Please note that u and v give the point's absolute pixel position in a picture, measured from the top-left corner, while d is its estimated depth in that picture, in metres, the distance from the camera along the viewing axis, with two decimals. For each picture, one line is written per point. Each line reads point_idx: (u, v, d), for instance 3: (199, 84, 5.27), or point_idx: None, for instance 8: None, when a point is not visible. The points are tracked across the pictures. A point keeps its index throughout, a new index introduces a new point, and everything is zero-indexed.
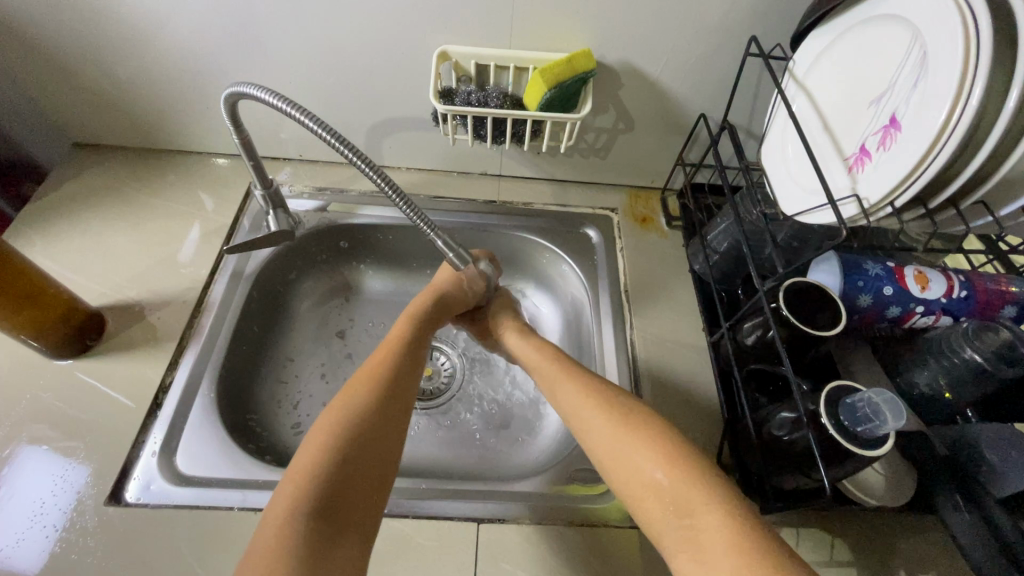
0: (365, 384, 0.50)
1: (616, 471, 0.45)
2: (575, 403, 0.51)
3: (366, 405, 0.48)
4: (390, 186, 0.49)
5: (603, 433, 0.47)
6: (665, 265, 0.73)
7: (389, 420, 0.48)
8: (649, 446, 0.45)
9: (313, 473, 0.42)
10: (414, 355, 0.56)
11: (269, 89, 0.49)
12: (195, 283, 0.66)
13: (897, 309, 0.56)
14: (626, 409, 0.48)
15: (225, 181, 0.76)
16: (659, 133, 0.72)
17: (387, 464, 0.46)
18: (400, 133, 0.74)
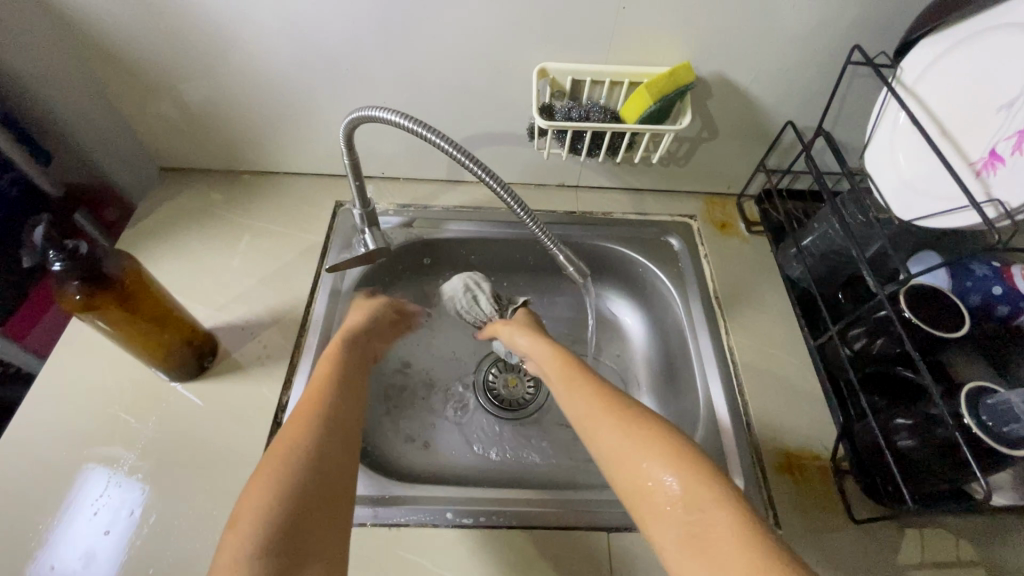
0: (299, 419, 0.50)
1: (621, 480, 0.47)
2: (587, 411, 0.53)
3: (313, 434, 0.49)
4: (513, 198, 0.56)
5: (615, 439, 0.49)
6: (751, 270, 0.73)
7: (336, 440, 0.50)
8: (644, 453, 0.46)
9: (255, 512, 0.42)
10: (352, 378, 0.57)
11: (398, 111, 0.50)
12: (297, 302, 0.67)
13: (1007, 308, 0.56)
14: (637, 415, 0.50)
15: (310, 199, 0.78)
16: (742, 140, 0.72)
17: (335, 489, 0.47)
18: (483, 149, 0.76)
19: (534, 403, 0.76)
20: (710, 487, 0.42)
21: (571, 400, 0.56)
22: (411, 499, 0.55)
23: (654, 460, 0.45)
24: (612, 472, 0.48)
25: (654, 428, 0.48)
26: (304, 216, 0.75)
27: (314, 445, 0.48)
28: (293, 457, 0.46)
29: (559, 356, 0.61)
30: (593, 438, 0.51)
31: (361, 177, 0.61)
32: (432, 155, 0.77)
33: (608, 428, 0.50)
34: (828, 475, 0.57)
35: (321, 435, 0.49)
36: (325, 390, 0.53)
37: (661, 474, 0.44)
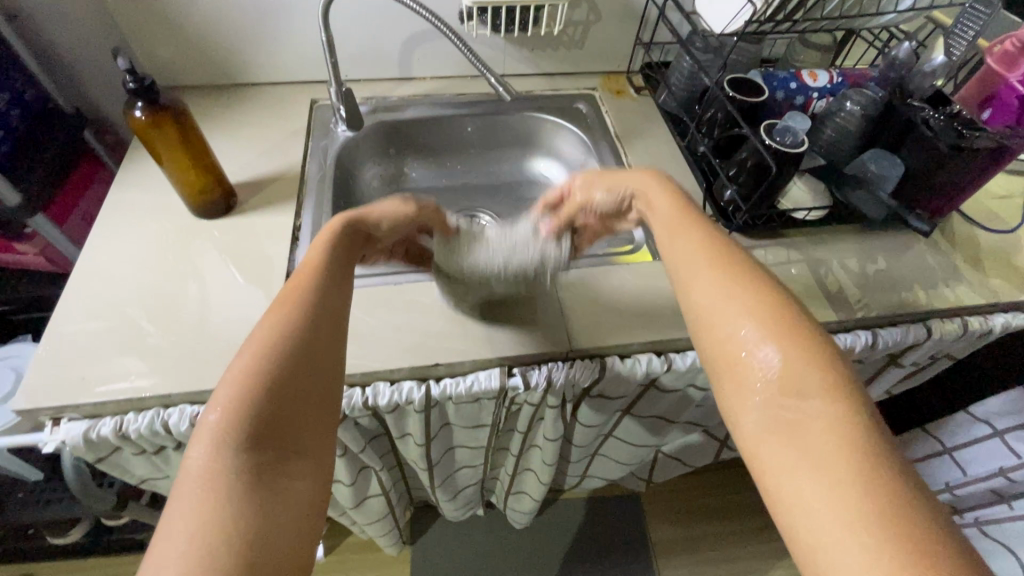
0: (287, 298, 0.49)
1: (713, 336, 0.48)
2: (700, 258, 0.52)
3: (304, 312, 0.48)
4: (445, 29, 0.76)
5: (713, 297, 0.49)
6: (640, 115, 0.97)
7: (326, 325, 0.48)
8: (755, 323, 0.46)
9: (241, 394, 0.42)
10: (337, 275, 0.54)
11: None
12: (294, 164, 0.85)
13: (802, 97, 0.83)
14: (747, 272, 0.49)
15: (290, 100, 0.94)
16: (620, 19, 0.96)
17: (322, 380, 0.46)
18: (428, 45, 0.96)
19: None
20: (820, 370, 0.42)
21: (675, 246, 0.54)
22: (405, 272, 0.74)
23: (743, 321, 0.46)
24: (702, 335, 0.49)
25: (764, 288, 0.48)
26: (288, 110, 0.93)
27: (308, 327, 0.47)
28: (274, 352, 0.44)
29: (673, 204, 0.58)
30: (688, 289, 0.51)
31: (334, 55, 0.81)
32: (386, 55, 0.96)
33: (705, 283, 0.50)
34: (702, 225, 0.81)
35: (305, 330, 0.47)
36: (319, 283, 0.51)
37: (756, 347, 0.45)
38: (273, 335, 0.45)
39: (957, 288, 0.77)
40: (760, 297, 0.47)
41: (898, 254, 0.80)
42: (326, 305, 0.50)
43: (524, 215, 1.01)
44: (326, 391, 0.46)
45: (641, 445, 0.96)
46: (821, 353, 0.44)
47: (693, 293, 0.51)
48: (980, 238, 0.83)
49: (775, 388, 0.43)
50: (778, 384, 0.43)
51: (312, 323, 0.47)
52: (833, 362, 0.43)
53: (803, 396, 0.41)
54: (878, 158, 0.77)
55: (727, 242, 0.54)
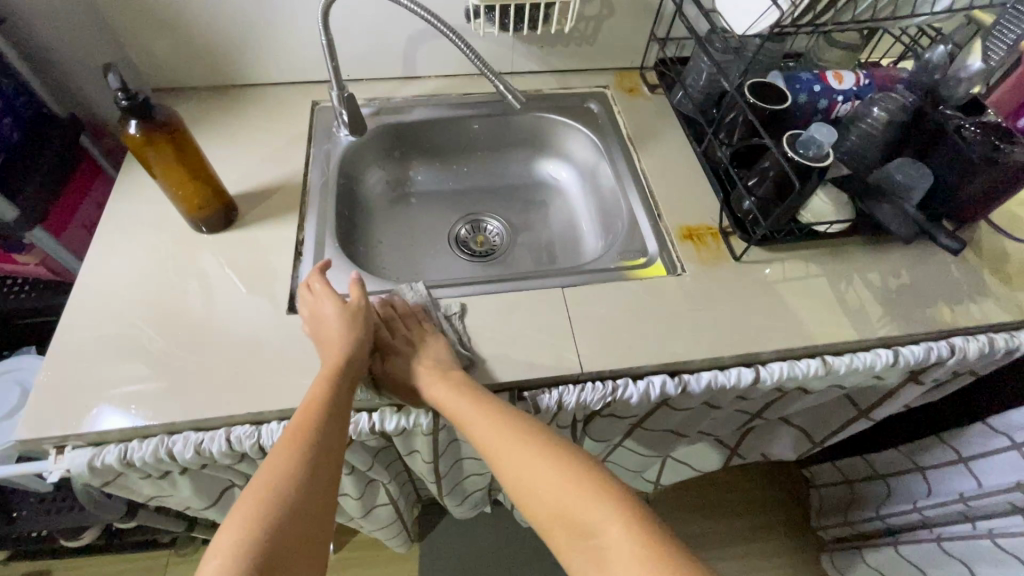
0: (289, 442, 0.52)
1: (542, 503, 0.51)
2: (518, 447, 0.54)
3: (301, 457, 0.51)
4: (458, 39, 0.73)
5: (552, 485, 0.51)
6: (653, 115, 0.94)
7: (322, 467, 0.51)
8: (601, 504, 0.48)
9: (239, 546, 0.44)
10: (338, 409, 0.56)
11: None
12: (296, 173, 0.82)
13: (825, 100, 0.78)
14: (570, 455, 0.52)
15: (291, 101, 0.91)
16: (634, 14, 0.91)
17: (312, 530, 0.48)
18: (434, 43, 0.91)
19: (500, 248, 0.95)
20: (667, 549, 0.45)
21: (493, 431, 0.55)
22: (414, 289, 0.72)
23: (588, 507, 0.48)
24: (554, 523, 0.49)
25: (589, 471, 0.51)
26: (289, 114, 0.89)
27: (306, 472, 0.50)
28: (277, 498, 0.47)
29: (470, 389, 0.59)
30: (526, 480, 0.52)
31: (335, 58, 0.77)
32: (389, 54, 0.92)
33: (541, 470, 0.52)
34: (718, 236, 0.78)
35: (303, 474, 0.50)
36: (317, 421, 0.53)
37: (609, 529, 0.47)
38: (274, 484, 0.48)
39: (982, 304, 0.74)
40: (591, 478, 0.50)
41: (921, 267, 0.77)
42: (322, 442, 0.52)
43: (532, 221, 0.98)
44: (316, 534, 0.48)
45: (649, 455, 0.95)
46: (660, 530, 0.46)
47: (532, 485, 0.52)
48: (1009, 249, 0.80)
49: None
50: (639, 567, 0.44)
51: (307, 466, 0.50)
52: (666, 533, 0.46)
53: (622, 560, 0.45)
54: (906, 167, 0.73)
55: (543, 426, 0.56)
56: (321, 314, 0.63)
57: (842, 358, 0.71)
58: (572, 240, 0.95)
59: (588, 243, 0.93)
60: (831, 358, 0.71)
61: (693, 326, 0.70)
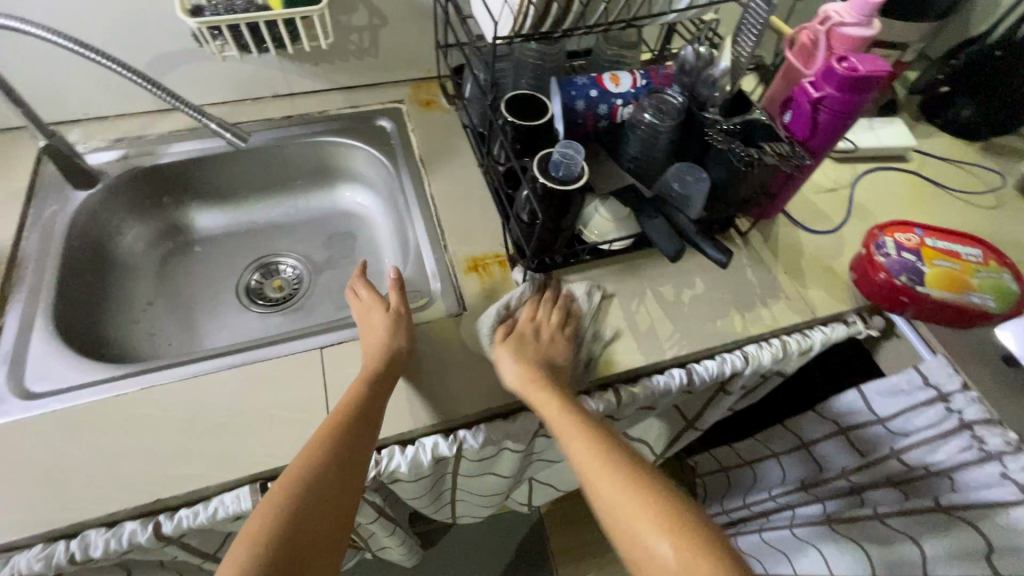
0: (332, 424, 0.54)
1: (614, 516, 0.50)
2: (588, 459, 0.53)
3: (331, 441, 0.52)
4: (135, 74, 0.60)
5: (613, 492, 0.51)
6: (448, 130, 0.86)
7: (353, 456, 0.52)
8: (649, 520, 0.48)
9: (267, 525, 0.46)
10: (378, 406, 0.56)
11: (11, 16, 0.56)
12: (3, 242, 0.68)
13: (605, 106, 0.72)
14: (615, 467, 0.52)
15: (8, 151, 0.76)
16: (411, 21, 0.83)
17: (341, 513, 0.50)
18: (179, 69, 0.79)
19: (297, 293, 0.85)
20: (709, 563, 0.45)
21: (567, 437, 0.55)
22: (140, 371, 0.60)
23: (643, 523, 0.48)
24: (616, 530, 0.49)
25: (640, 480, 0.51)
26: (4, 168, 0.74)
27: (337, 455, 0.51)
28: (302, 484, 0.49)
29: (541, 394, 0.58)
30: (592, 482, 0.53)
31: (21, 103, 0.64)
32: (128, 86, 0.79)
33: (599, 474, 0.52)
34: (505, 264, 0.72)
35: (333, 456, 0.51)
36: (343, 418, 0.54)
37: (663, 544, 0.46)
38: (304, 464, 0.51)
39: (774, 306, 0.71)
40: (640, 486, 0.50)
41: (717, 272, 0.73)
42: (356, 435, 0.53)
43: (336, 258, 0.89)
44: (344, 521, 0.50)
45: (489, 494, 0.89)
46: (700, 545, 0.46)
47: (599, 490, 0.52)
48: (802, 242, 0.78)
49: None
50: None
51: (344, 451, 0.52)
52: (710, 541, 0.46)
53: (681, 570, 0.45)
54: (683, 173, 0.69)
55: (602, 433, 0.56)
56: (370, 318, 0.64)
57: (633, 386, 0.65)
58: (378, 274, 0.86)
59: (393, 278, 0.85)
60: (623, 387, 0.66)
61: (469, 373, 0.63)
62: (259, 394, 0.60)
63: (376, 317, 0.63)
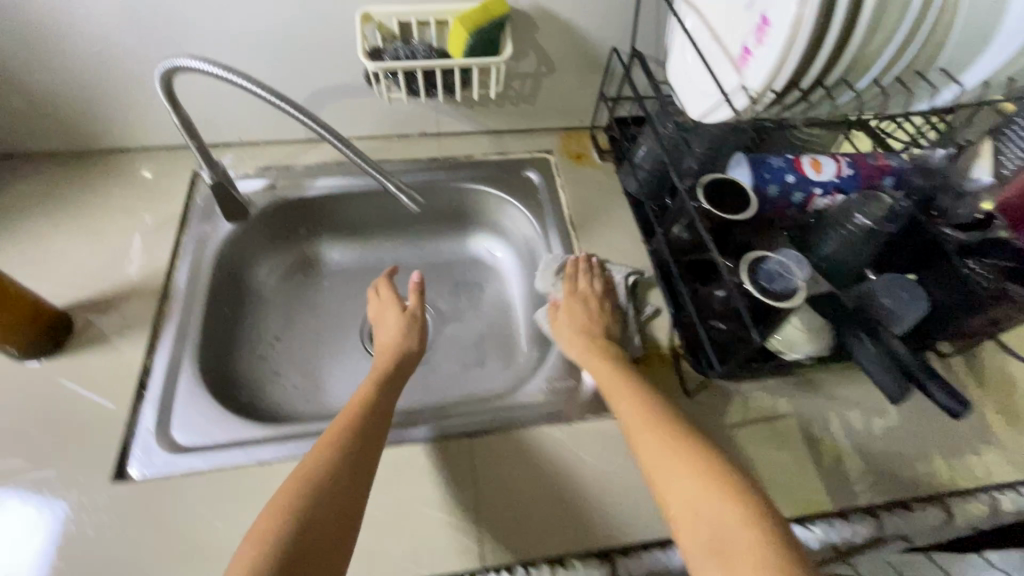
0: (347, 428, 0.53)
1: (676, 509, 0.46)
2: (657, 456, 0.49)
3: (342, 439, 0.51)
4: (324, 128, 0.58)
5: (686, 493, 0.46)
6: (601, 190, 0.80)
7: (363, 454, 0.51)
8: (724, 507, 0.43)
9: (278, 513, 0.45)
10: (382, 409, 0.57)
11: (209, 61, 0.53)
12: (158, 271, 0.67)
13: (801, 193, 0.65)
14: (697, 459, 0.47)
15: (166, 171, 0.76)
16: (579, 72, 0.77)
17: (349, 513, 0.47)
18: (336, 103, 0.76)
19: None
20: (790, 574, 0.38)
21: (639, 441, 0.51)
22: (285, 437, 0.57)
23: (717, 510, 0.43)
24: (678, 524, 0.45)
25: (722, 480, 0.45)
26: (161, 189, 0.74)
27: (357, 450, 0.51)
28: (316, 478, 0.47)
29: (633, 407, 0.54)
30: (657, 481, 0.48)
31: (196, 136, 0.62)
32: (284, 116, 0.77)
33: (672, 471, 0.47)
34: (667, 358, 0.64)
35: (348, 456, 0.50)
36: (371, 417, 0.55)
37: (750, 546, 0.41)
38: (320, 460, 0.49)
39: (987, 456, 0.60)
40: (709, 474, 0.46)
41: (915, 401, 0.63)
42: (365, 436, 0.52)
43: (462, 309, 0.84)
44: (351, 524, 0.46)
45: None
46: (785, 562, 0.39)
47: (665, 486, 0.47)
48: (1017, 374, 0.66)
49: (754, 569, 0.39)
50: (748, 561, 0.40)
51: (355, 454, 0.50)
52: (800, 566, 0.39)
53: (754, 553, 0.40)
54: (896, 289, 0.59)
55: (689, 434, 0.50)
56: (386, 318, 0.71)
57: (813, 529, 0.54)
58: (506, 334, 0.81)
59: (523, 342, 0.79)
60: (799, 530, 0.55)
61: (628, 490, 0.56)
62: (402, 482, 0.55)
63: (394, 322, 0.70)
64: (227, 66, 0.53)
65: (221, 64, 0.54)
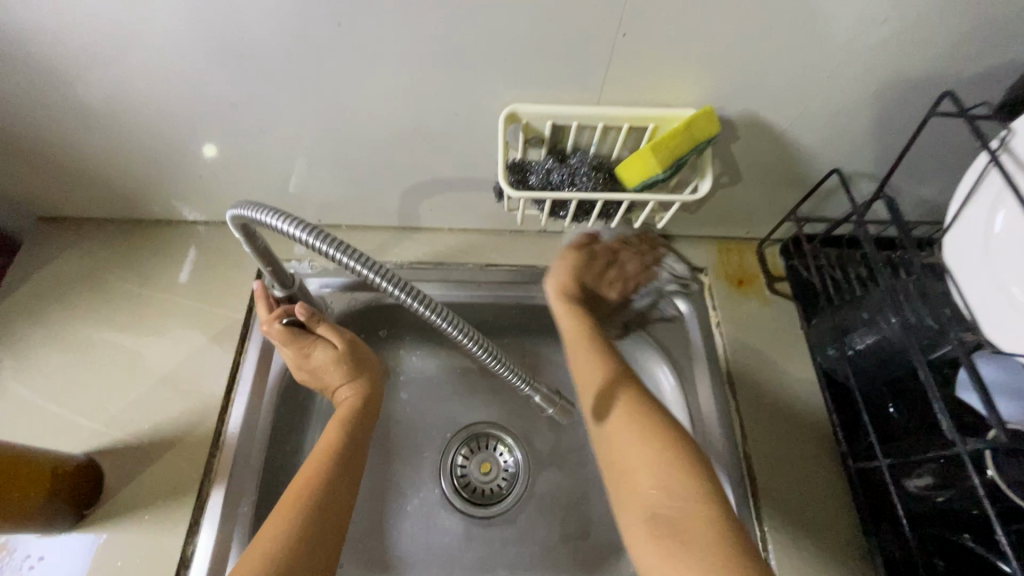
0: (307, 482, 0.48)
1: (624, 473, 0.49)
2: (617, 432, 0.50)
3: (308, 499, 0.47)
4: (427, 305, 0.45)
5: (637, 459, 0.48)
6: (774, 342, 0.60)
7: (324, 517, 0.47)
8: (668, 491, 0.45)
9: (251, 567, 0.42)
10: (353, 458, 0.52)
11: (273, 209, 0.39)
12: (210, 406, 0.54)
13: None
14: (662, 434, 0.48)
15: (232, 256, 0.62)
16: (768, 186, 0.57)
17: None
18: (443, 196, 0.59)
19: (510, 496, 0.66)
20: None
21: (591, 416, 0.52)
22: None
23: (653, 476, 0.46)
24: (620, 489, 0.49)
25: (670, 450, 0.47)
26: (223, 282, 0.61)
27: (312, 511, 0.46)
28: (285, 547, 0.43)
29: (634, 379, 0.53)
30: (616, 460, 0.50)
31: (273, 262, 0.48)
32: (377, 202, 0.61)
33: (631, 444, 0.49)
34: None
35: (308, 527, 0.45)
36: (318, 473, 0.49)
37: (693, 508, 0.44)
38: (280, 524, 0.45)
39: None
40: (660, 450, 0.47)
41: None
42: (333, 486, 0.49)
43: (565, 454, 0.67)
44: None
45: None
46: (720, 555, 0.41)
47: (622, 458, 0.49)
48: None
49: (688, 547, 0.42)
50: (670, 540, 0.43)
51: (313, 514, 0.46)
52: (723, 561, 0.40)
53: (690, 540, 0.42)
54: None
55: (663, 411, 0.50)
56: (313, 355, 0.53)
57: None
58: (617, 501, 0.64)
59: None
60: None
61: None
62: None
63: (315, 359, 0.53)
64: (304, 224, 0.39)
65: (280, 210, 0.40)
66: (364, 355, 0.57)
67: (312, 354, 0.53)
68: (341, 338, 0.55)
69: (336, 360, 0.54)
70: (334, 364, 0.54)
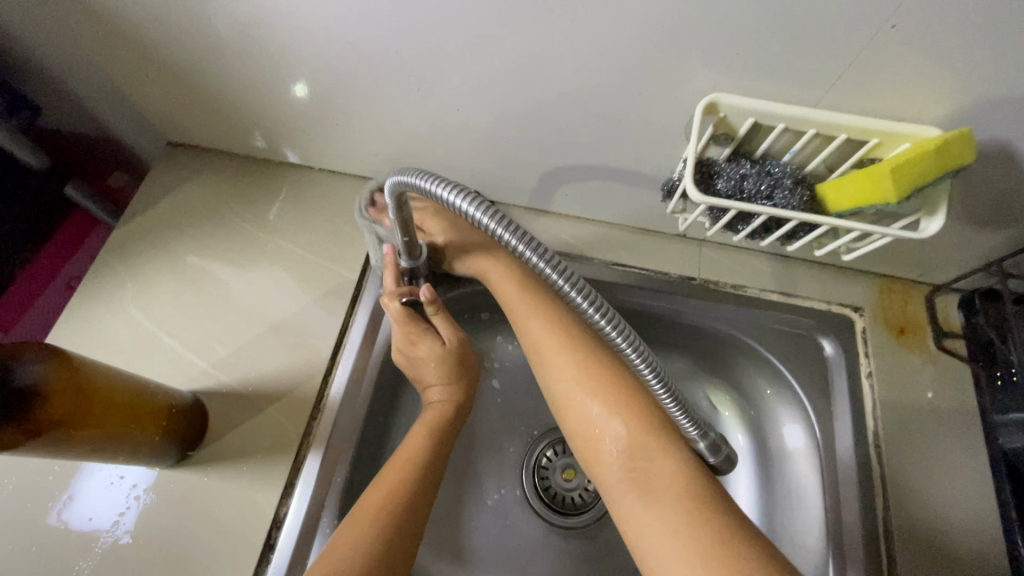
0: (386, 495, 0.44)
1: (573, 417, 0.44)
2: (565, 376, 0.45)
3: (386, 515, 0.43)
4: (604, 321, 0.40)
5: (580, 396, 0.44)
6: (928, 405, 0.53)
7: (403, 537, 0.43)
8: (621, 427, 0.41)
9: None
10: (435, 470, 0.48)
11: (455, 185, 0.36)
12: (316, 365, 0.52)
13: None
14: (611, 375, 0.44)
15: (350, 211, 0.60)
16: (974, 229, 0.48)
17: None
18: (585, 182, 0.54)
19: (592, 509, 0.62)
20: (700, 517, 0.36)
21: (548, 362, 0.47)
22: None
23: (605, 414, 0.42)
24: (575, 436, 0.44)
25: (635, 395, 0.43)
26: (339, 238, 0.58)
27: (390, 526, 0.42)
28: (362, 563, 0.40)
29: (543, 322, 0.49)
30: (564, 406, 0.45)
31: (410, 232, 0.44)
32: (511, 179, 0.56)
33: (570, 378, 0.45)
34: None
35: (386, 547, 0.41)
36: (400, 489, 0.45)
37: (649, 455, 0.40)
38: (355, 537, 0.41)
39: None
40: (605, 386, 0.43)
41: None
42: (414, 503, 0.45)
43: None
44: None
45: None
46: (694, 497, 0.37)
47: (565, 405, 0.45)
48: None
49: (644, 495, 0.38)
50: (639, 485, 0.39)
51: (392, 534, 0.42)
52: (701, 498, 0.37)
53: (660, 483, 0.38)
54: None
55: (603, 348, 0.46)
56: (418, 344, 0.50)
57: None
58: None
59: None
60: None
61: None
62: None
63: (419, 348, 0.50)
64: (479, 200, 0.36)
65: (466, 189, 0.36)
66: (469, 357, 0.53)
67: (417, 343, 0.50)
68: (448, 329, 0.51)
69: (439, 355, 0.51)
70: (437, 358, 0.51)
